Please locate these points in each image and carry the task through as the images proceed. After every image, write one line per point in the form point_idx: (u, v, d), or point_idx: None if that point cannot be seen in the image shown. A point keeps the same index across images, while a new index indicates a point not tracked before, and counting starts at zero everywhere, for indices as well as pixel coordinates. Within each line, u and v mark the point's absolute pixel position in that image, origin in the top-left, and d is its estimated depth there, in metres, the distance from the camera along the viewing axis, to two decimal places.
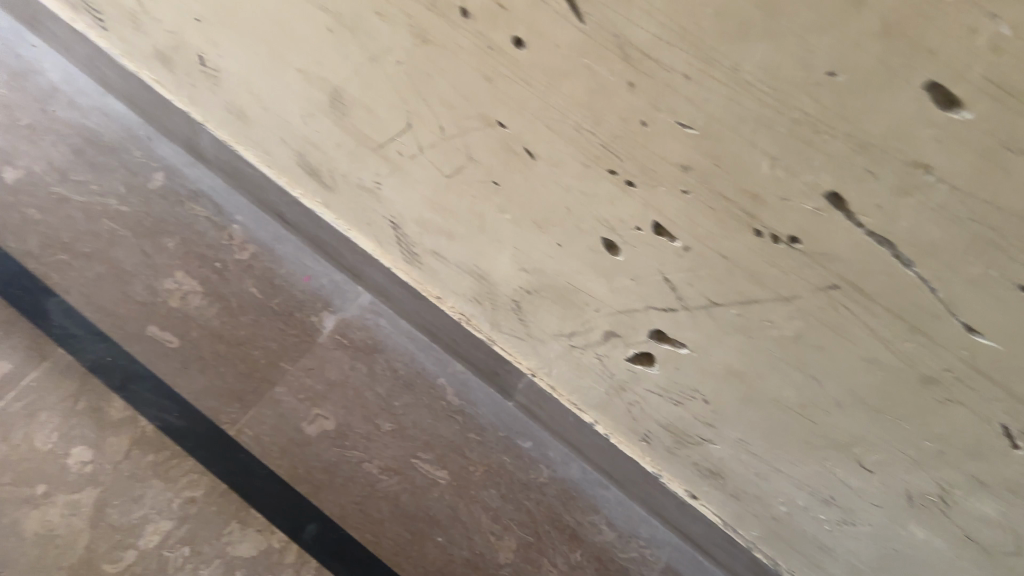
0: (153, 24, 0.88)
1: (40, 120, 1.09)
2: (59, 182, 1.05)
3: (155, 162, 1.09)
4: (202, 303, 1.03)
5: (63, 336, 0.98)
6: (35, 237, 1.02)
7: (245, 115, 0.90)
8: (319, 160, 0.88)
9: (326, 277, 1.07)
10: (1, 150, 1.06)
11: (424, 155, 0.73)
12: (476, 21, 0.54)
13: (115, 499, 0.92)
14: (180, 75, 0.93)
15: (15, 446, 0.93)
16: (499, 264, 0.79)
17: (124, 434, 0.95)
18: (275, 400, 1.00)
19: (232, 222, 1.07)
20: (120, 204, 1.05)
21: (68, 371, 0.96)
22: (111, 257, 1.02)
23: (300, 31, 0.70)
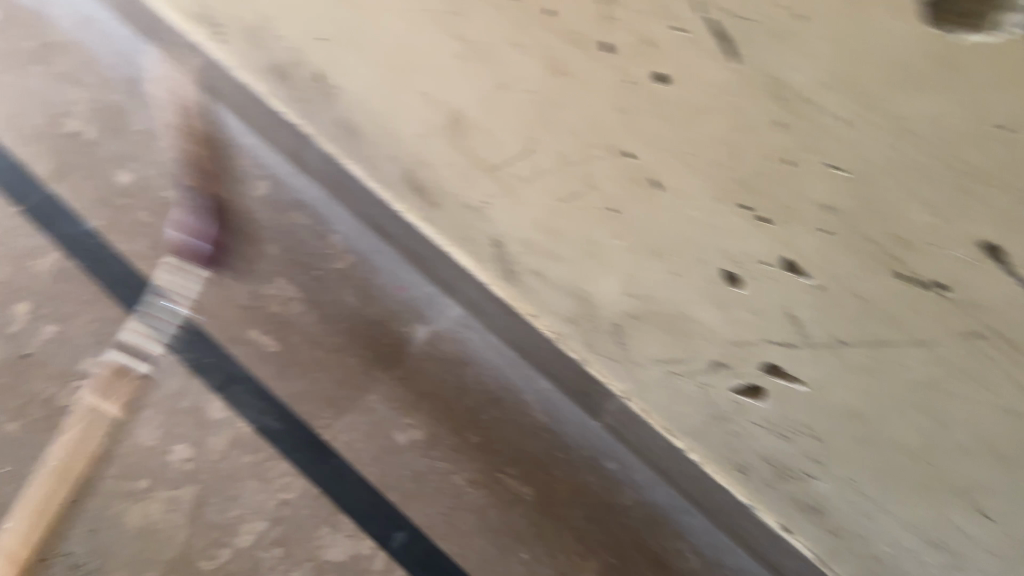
0: (277, 41, 0.91)
1: (153, 126, 1.14)
2: (171, 187, 1.10)
3: (260, 171, 1.13)
4: (302, 309, 1.06)
5: (168, 336, 1.02)
6: (145, 239, 1.07)
7: (357, 131, 0.93)
8: (428, 178, 0.90)
9: (419, 289, 1.10)
10: (116, 154, 1.12)
11: (538, 179, 0.74)
12: (619, 54, 0.54)
13: (212, 498, 0.95)
14: (295, 89, 0.96)
15: (121, 441, 0.97)
16: (605, 289, 0.79)
17: (223, 434, 0.98)
18: (367, 408, 1.02)
19: (333, 231, 1.11)
20: (226, 210, 1.10)
21: (172, 371, 1.00)
22: (217, 261, 1.07)
23: (428, 55, 0.72)
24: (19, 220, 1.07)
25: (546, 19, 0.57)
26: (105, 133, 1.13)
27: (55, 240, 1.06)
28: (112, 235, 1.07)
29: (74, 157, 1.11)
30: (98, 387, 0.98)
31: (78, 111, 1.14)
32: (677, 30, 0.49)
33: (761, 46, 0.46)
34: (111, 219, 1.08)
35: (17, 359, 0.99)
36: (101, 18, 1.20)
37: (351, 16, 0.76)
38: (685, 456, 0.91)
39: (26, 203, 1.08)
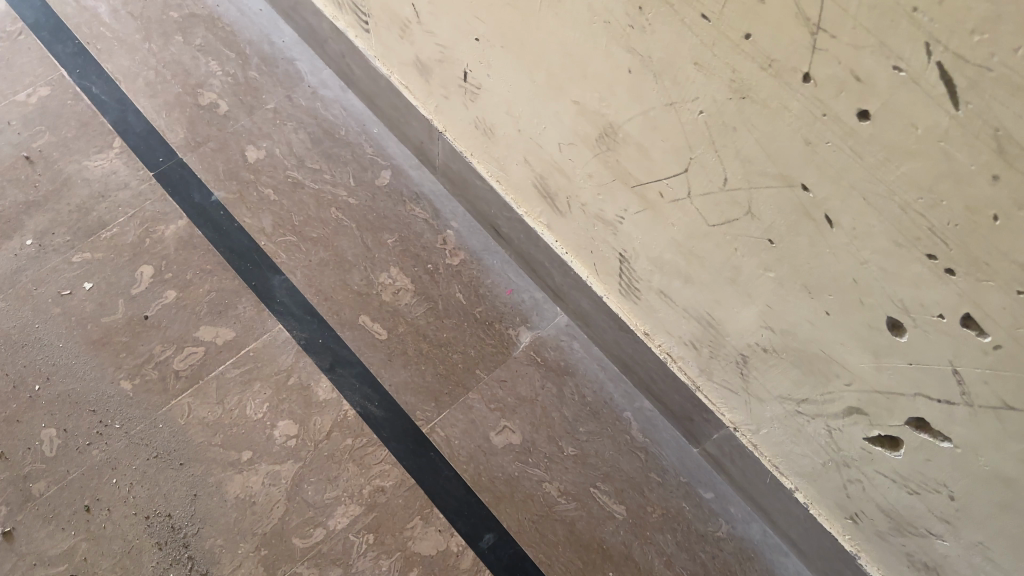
0: (425, 35, 0.92)
1: (285, 106, 1.18)
2: (297, 168, 1.13)
3: (383, 160, 1.15)
4: (413, 301, 1.07)
5: (282, 312, 1.05)
6: (269, 216, 1.10)
7: (493, 132, 0.94)
8: (559, 186, 0.89)
9: (527, 293, 1.09)
10: (248, 130, 1.16)
11: (690, 201, 0.71)
12: (818, 87, 0.53)
13: (312, 477, 0.96)
14: (435, 84, 0.97)
15: (229, 410, 0.99)
16: (740, 320, 0.76)
17: (328, 415, 1.00)
18: (467, 405, 1.02)
19: (448, 228, 1.12)
20: (348, 196, 1.12)
21: (285, 347, 1.03)
22: (336, 245, 1.09)
23: (595, 64, 0.70)
24: (151, 184, 1.11)
25: (743, 44, 0.56)
26: (239, 109, 1.17)
27: (183, 208, 1.10)
28: (235, 209, 1.11)
29: (208, 130, 1.15)
30: (212, 356, 1.01)
31: (216, 87, 1.19)
32: (895, 69, 0.48)
33: (989, 94, 0.44)
34: (237, 193, 1.12)
35: (139, 320, 1.03)
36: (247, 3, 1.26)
37: (516, 20, 0.76)
38: (792, 496, 0.89)
39: (159, 169, 1.12)
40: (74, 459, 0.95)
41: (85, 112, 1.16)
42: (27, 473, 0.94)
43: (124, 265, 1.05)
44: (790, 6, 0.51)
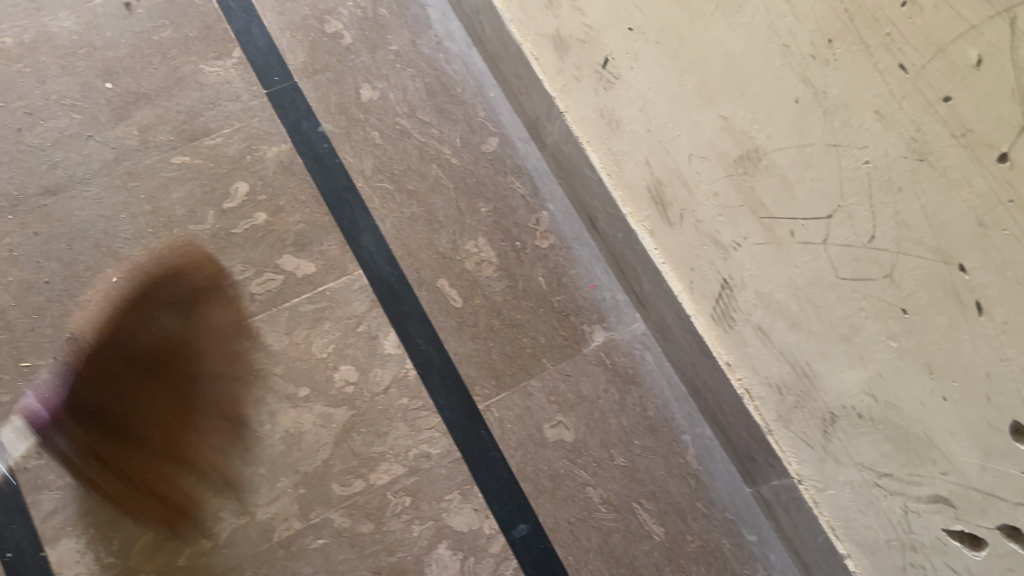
0: (572, 12, 0.88)
1: (408, 51, 1.15)
2: (407, 117, 1.11)
3: (494, 127, 1.13)
4: (493, 275, 1.05)
5: (366, 258, 1.04)
6: (370, 160, 1.09)
7: (619, 124, 0.89)
8: (675, 195, 0.84)
9: (610, 292, 1.06)
10: (367, 68, 1.13)
11: (823, 247, 0.67)
12: (1013, 170, 0.49)
13: (362, 428, 0.96)
14: (568, 63, 0.93)
15: (295, 343, 0.99)
16: (840, 379, 0.73)
17: (389, 370, 0.99)
18: (527, 392, 1.00)
19: (543, 208, 1.09)
20: (452, 155, 1.10)
21: (361, 294, 1.02)
22: (429, 203, 1.08)
23: (758, 84, 0.66)
24: (262, 102, 1.10)
25: (937, 106, 0.52)
26: (363, 44, 1.15)
27: (289, 132, 1.09)
28: (338, 144, 1.09)
29: (328, 59, 1.13)
30: (289, 287, 1.01)
31: (343, 16, 1.16)
32: None
33: None
34: (344, 128, 1.10)
35: (225, 233, 1.02)
36: None
37: (681, 19, 0.72)
38: (841, 561, 0.86)
39: (272, 88, 1.11)
40: (137, 357, 0.96)
41: (211, 15, 1.14)
42: (89, 361, 0.95)
43: (221, 177, 1.05)
44: (1008, 79, 0.47)
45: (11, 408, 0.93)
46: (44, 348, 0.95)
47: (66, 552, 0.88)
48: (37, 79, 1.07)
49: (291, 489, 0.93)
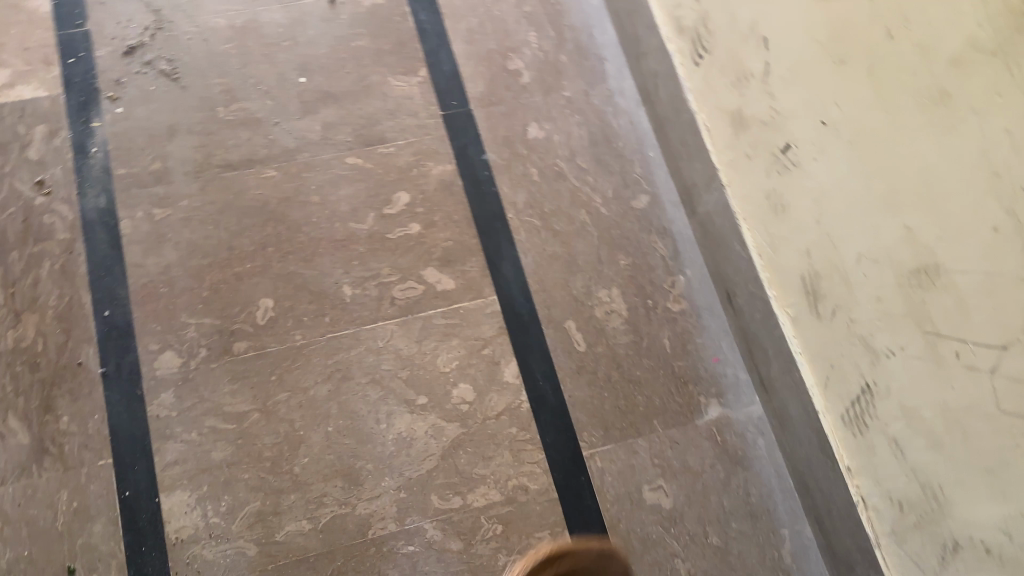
0: (761, 94, 0.90)
1: (579, 98, 1.19)
2: (567, 161, 1.15)
3: (647, 186, 1.15)
4: (621, 327, 1.07)
5: (503, 286, 1.08)
6: (524, 194, 1.13)
7: (785, 209, 0.90)
8: (831, 290, 0.85)
9: (732, 368, 1.06)
10: (538, 108, 1.18)
11: (989, 376, 0.66)
12: None
13: (470, 447, 0.99)
14: (743, 140, 0.95)
15: (423, 353, 1.03)
16: (974, 511, 0.71)
17: (504, 398, 1.02)
18: (632, 449, 1.01)
19: (681, 272, 1.11)
20: (602, 205, 1.13)
21: (491, 319, 1.06)
22: (572, 245, 1.11)
23: (957, 203, 0.67)
24: (437, 122, 1.15)
25: None
26: (539, 85, 1.19)
27: (455, 154, 1.14)
28: (498, 174, 1.14)
29: (504, 94, 1.18)
30: (428, 298, 1.05)
31: (526, 54, 1.21)
32: None
33: None
34: (506, 160, 1.15)
35: (379, 236, 1.08)
36: None
37: (884, 125, 0.73)
38: None
39: (449, 110, 1.16)
40: (278, 335, 1.01)
41: (405, 32, 1.20)
42: (235, 329, 1.01)
43: (386, 184, 1.10)
44: None
45: (156, 356, 0.99)
46: (198, 309, 1.02)
47: (178, 503, 0.93)
48: (240, 61, 1.15)
49: (391, 493, 0.96)
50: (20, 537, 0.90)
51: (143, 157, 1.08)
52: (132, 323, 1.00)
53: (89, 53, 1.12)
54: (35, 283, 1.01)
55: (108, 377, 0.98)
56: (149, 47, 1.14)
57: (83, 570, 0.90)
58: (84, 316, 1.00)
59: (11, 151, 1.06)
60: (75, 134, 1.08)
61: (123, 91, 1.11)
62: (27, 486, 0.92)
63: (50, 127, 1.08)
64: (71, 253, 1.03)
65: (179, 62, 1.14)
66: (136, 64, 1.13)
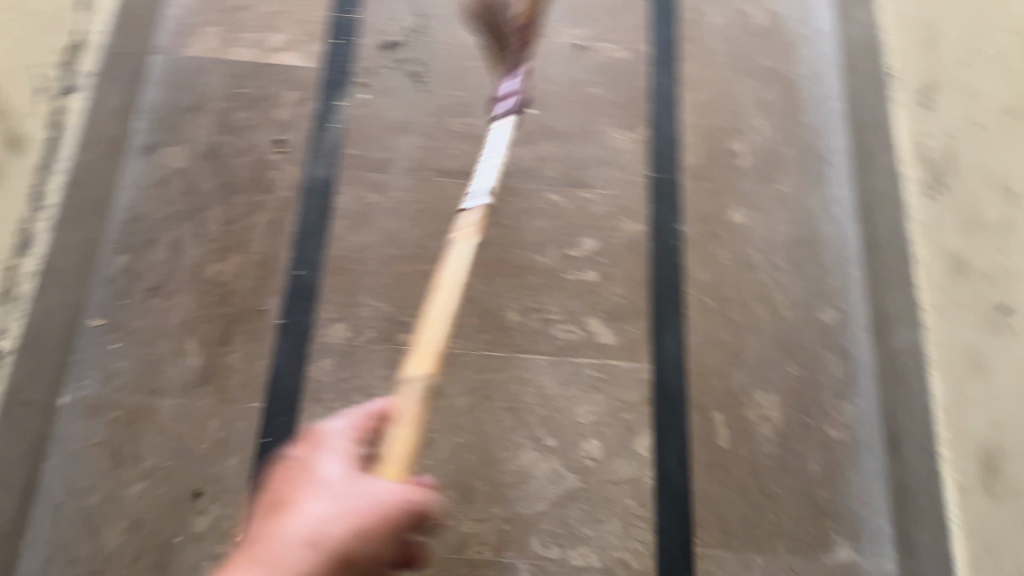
0: (990, 252, 0.87)
1: (793, 196, 1.16)
2: (762, 254, 1.13)
3: (840, 301, 1.10)
4: (769, 436, 1.03)
5: (662, 358, 1.07)
6: (709, 274, 1.11)
7: (985, 372, 0.87)
8: (1010, 470, 0.82)
9: (876, 516, 1.00)
10: (749, 194, 1.16)
11: None
12: None
13: (583, 503, 0.99)
14: (959, 289, 0.93)
15: (565, 398, 1.03)
16: None
17: (630, 467, 1.01)
18: (746, 563, 0.97)
19: (850, 399, 1.05)
20: (786, 307, 1.10)
21: (640, 385, 1.05)
22: (743, 338, 1.08)
23: None
24: (644, 182, 1.17)
25: None
26: (755, 172, 1.18)
27: (652, 217, 1.15)
28: (690, 248, 1.13)
29: (718, 172, 1.18)
30: (585, 346, 1.06)
31: (751, 140, 1.20)
32: None
33: None
34: (701, 236, 1.14)
35: (557, 275, 1.10)
36: (828, 85, 1.24)
37: None
38: None
39: (659, 174, 1.17)
40: None
41: (640, 90, 1.23)
42: (403, 321, 1.07)
43: (578, 227, 1.13)
44: None
45: (329, 324, 1.06)
46: (377, 293, 1.08)
47: None
48: (480, 79, 1.22)
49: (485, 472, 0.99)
50: (167, 446, 0.99)
51: (371, 143, 1.17)
52: (317, 289, 1.08)
53: (355, 39, 1.23)
54: (248, 228, 1.11)
55: (283, 329, 1.06)
56: (407, 48, 1.23)
57: (208, 496, 0.97)
58: (279, 269, 1.09)
59: (265, 108, 1.18)
60: (322, 107, 1.19)
61: (372, 80, 1.21)
62: (187, 403, 1.01)
63: (302, 96, 1.19)
64: (285, 210, 1.12)
65: (429, 67, 1.22)
66: (391, 59, 1.22)
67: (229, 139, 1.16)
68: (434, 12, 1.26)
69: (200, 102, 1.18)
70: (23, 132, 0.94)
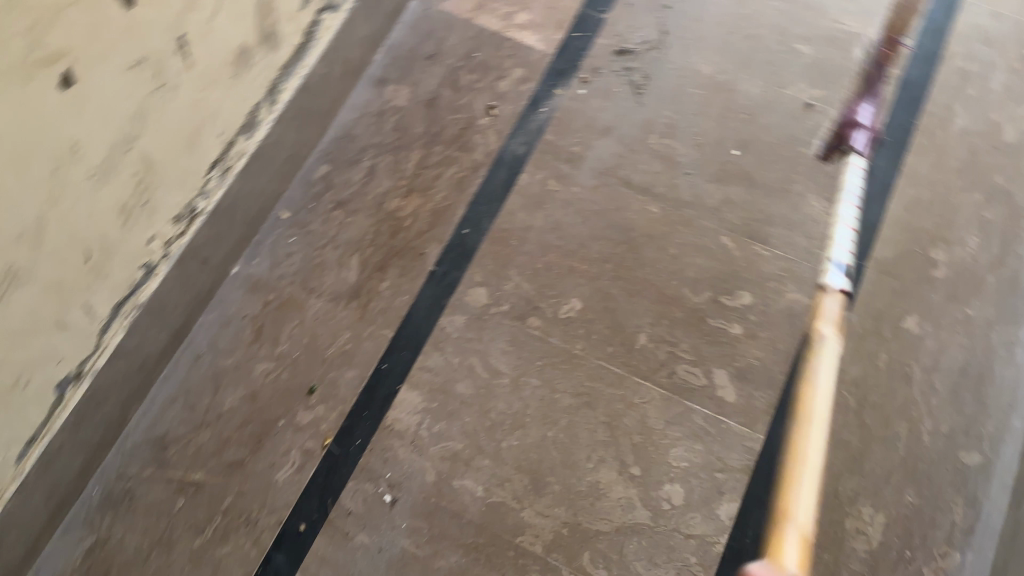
0: None
1: (979, 325, 1.08)
2: (922, 370, 1.05)
3: (988, 448, 1.01)
4: (859, 553, 0.96)
5: (775, 433, 1.03)
6: (857, 370, 1.06)
7: None
8: None
9: None
10: (931, 306, 1.09)
11: None
12: None
13: (645, 541, 0.98)
14: None
15: (665, 435, 1.03)
16: None
17: (704, 524, 0.98)
18: None
19: (961, 550, 0.96)
20: (927, 433, 1.02)
21: (743, 451, 1.02)
22: (869, 446, 1.02)
23: None
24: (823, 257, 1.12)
25: None
26: (947, 286, 1.10)
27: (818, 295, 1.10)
28: (846, 337, 1.08)
29: (906, 272, 1.11)
30: (703, 393, 1.05)
31: (954, 252, 1.12)
32: None
33: None
34: (863, 330, 1.08)
35: (701, 316, 1.09)
36: None
37: None
38: None
39: None
40: (567, 334, 1.08)
41: None
42: (539, 306, 1.10)
43: (740, 277, 1.11)
44: None
45: (474, 286, 1.12)
46: (526, 273, 1.12)
47: (408, 401, 1.05)
48: (696, 107, 1.22)
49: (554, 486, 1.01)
50: (301, 341, 1.08)
51: (572, 136, 1.21)
52: (475, 251, 1.14)
53: (593, 37, 1.27)
54: (436, 177, 1.19)
55: (432, 276, 1.13)
56: (638, 58, 1.26)
57: (318, 396, 1.06)
58: (449, 222, 1.16)
59: (489, 75, 1.25)
60: (540, 89, 1.24)
61: (595, 78, 1.24)
62: (330, 310, 1.10)
63: (526, 74, 1.25)
64: (474, 172, 1.19)
65: (652, 81, 1.24)
66: (619, 65, 1.26)
67: (449, 94, 1.24)
68: (675, 33, 1.28)
69: (436, 54, 1.27)
70: (278, 29, 1.00)
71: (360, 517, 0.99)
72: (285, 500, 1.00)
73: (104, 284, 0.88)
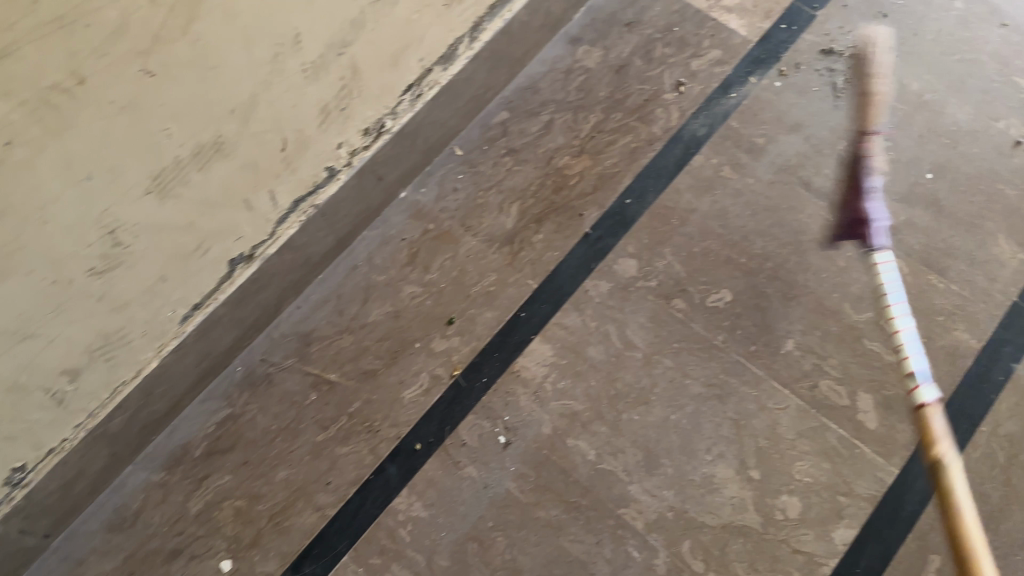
0: None
1: None
2: None
3: None
4: None
5: (912, 471, 0.97)
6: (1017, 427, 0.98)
7: None
8: None
9: None
10: None
11: None
12: None
13: (751, 543, 0.95)
14: None
15: (792, 444, 0.99)
16: None
17: (816, 542, 0.95)
18: None
19: None
20: None
21: (873, 481, 0.97)
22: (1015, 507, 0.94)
23: None
24: (1003, 302, 1.04)
25: None
26: None
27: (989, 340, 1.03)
28: (1011, 390, 1.00)
29: None
30: (842, 413, 1.00)
31: None
32: None
33: None
34: None
35: (856, 335, 1.04)
36: None
37: None
38: None
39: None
40: (711, 323, 1.06)
41: None
42: (688, 289, 1.08)
43: (906, 303, 1.05)
44: None
45: (625, 255, 1.11)
46: (681, 254, 1.10)
47: (539, 352, 1.06)
48: (896, 122, 1.16)
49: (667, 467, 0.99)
50: (449, 273, 1.11)
51: (757, 127, 1.17)
52: (634, 222, 1.13)
53: (800, 32, 1.23)
54: (610, 143, 1.18)
55: (587, 237, 1.13)
56: (843, 62, 1.21)
57: (455, 328, 1.08)
58: (614, 189, 1.16)
59: (685, 52, 1.23)
60: (734, 75, 1.21)
61: (793, 74, 1.21)
62: (483, 250, 1.13)
63: (722, 57, 1.23)
64: (649, 144, 1.18)
65: (853, 88, 1.19)
66: (822, 65, 1.21)
67: (640, 63, 1.23)
68: None
69: (636, 22, 1.26)
70: None
71: (472, 450, 1.02)
72: (406, 417, 1.04)
73: (291, 177, 0.94)
